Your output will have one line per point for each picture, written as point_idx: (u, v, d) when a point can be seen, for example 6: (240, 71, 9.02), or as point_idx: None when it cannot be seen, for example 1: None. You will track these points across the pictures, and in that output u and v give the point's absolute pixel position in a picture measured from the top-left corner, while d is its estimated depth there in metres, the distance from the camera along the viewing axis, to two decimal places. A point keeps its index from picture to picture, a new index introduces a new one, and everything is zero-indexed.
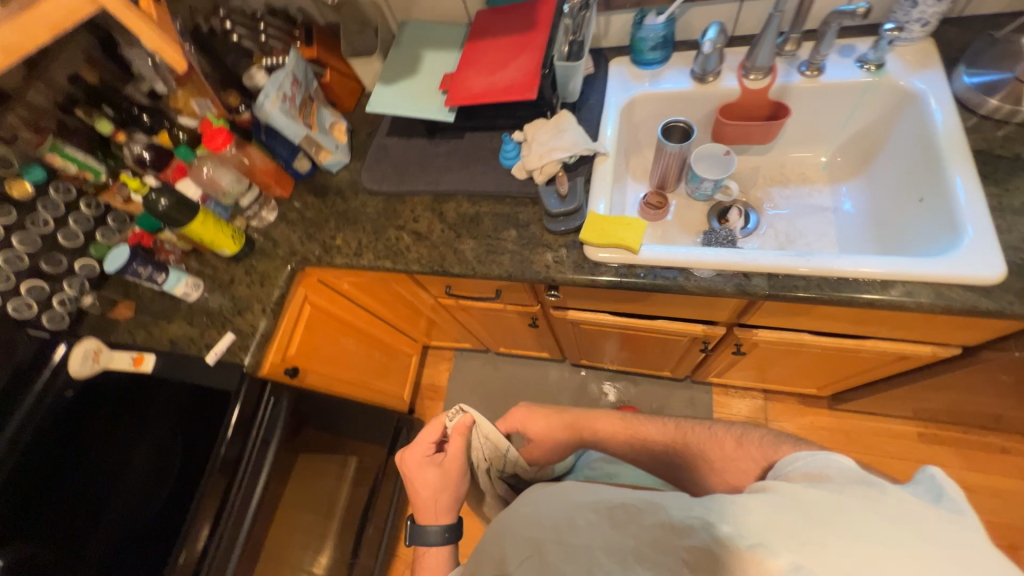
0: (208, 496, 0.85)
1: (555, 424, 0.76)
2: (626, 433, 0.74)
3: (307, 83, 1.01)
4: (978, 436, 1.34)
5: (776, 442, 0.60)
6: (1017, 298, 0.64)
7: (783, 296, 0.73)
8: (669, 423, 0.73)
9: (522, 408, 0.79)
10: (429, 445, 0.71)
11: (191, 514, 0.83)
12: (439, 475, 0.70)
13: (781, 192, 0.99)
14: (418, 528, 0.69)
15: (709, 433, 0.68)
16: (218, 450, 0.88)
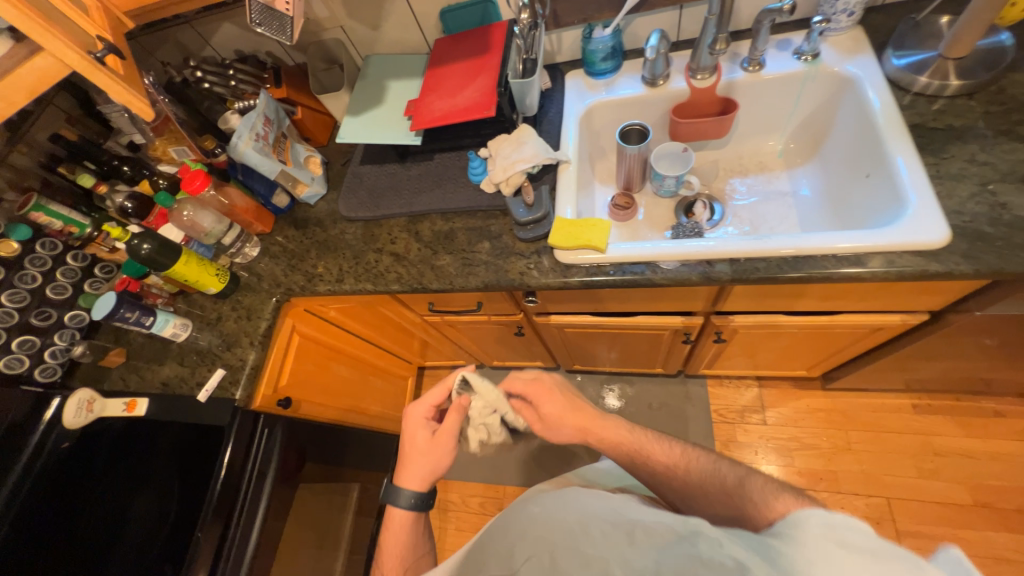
0: (205, 539, 0.84)
1: (566, 412, 0.77)
2: (628, 446, 0.72)
3: (279, 122, 1.06)
4: (972, 401, 1.34)
5: (777, 490, 0.55)
6: (964, 258, 0.66)
7: (747, 279, 0.76)
8: (676, 448, 0.71)
9: (542, 380, 0.82)
10: (430, 409, 0.78)
11: (189, 557, 0.82)
12: (430, 441, 0.76)
13: (741, 182, 1.03)
14: (396, 484, 0.74)
15: (711, 467, 0.65)
16: (213, 487, 0.87)
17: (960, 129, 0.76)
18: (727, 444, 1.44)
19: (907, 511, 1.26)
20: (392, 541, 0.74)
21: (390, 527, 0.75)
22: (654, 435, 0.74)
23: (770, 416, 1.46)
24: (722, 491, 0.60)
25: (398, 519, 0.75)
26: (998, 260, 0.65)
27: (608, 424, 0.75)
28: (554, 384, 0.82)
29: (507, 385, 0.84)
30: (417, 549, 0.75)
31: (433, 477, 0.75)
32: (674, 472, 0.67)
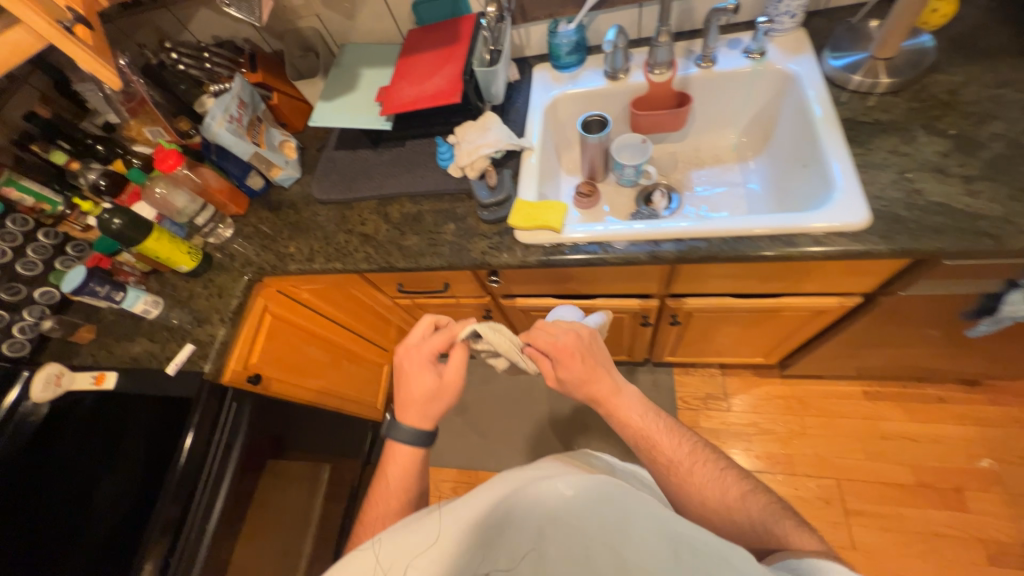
0: (168, 510, 0.85)
1: (586, 378, 0.72)
2: (638, 431, 0.69)
3: (254, 105, 1.09)
4: (918, 388, 1.41)
5: (780, 514, 0.59)
6: (881, 239, 0.72)
7: (690, 258, 0.81)
8: (686, 444, 0.68)
9: (570, 338, 0.75)
10: (431, 350, 0.77)
11: (152, 526, 0.84)
12: (431, 381, 0.75)
13: (698, 173, 1.09)
14: (398, 424, 0.73)
15: (716, 475, 0.64)
16: (177, 462, 0.89)
17: (886, 124, 0.82)
18: (690, 429, 1.50)
19: (855, 492, 1.32)
20: (393, 481, 0.72)
21: (390, 467, 0.73)
22: (666, 421, 0.70)
23: (734, 403, 1.51)
24: (722, 502, 0.62)
25: (398, 458, 0.73)
26: (910, 240, 0.71)
27: (624, 402, 0.71)
28: (582, 342, 0.75)
29: (530, 338, 0.77)
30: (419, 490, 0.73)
31: (435, 418, 0.75)
32: (678, 468, 0.65)
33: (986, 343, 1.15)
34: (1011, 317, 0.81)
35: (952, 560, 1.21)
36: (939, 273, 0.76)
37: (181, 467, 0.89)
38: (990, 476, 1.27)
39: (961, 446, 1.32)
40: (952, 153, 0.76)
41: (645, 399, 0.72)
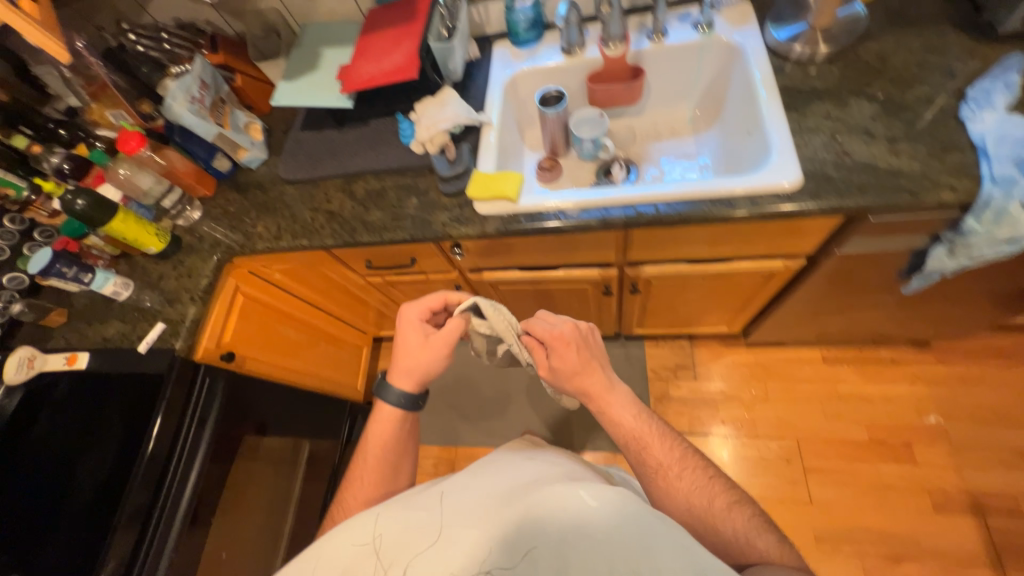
0: (143, 478, 0.89)
1: (578, 370, 0.74)
2: (630, 431, 0.71)
3: (216, 86, 1.10)
4: (873, 351, 1.49)
5: (763, 530, 0.63)
6: (811, 198, 0.77)
7: (638, 224, 0.86)
8: (676, 449, 0.70)
9: (569, 327, 0.76)
10: (426, 314, 0.82)
11: (128, 493, 0.87)
12: (421, 344, 0.81)
13: (656, 147, 1.13)
14: (387, 385, 0.80)
15: (703, 482, 0.67)
16: (148, 435, 0.92)
17: (821, 91, 0.87)
18: (660, 398, 1.56)
19: (814, 451, 1.40)
20: (378, 436, 0.81)
21: (377, 422, 0.81)
22: (659, 426, 0.72)
23: (702, 371, 1.57)
24: (707, 514, 0.64)
25: (384, 415, 0.82)
26: (837, 198, 0.76)
27: (617, 401, 0.73)
28: (580, 333, 0.76)
29: (529, 325, 0.79)
30: (401, 448, 0.82)
31: (422, 381, 0.81)
32: (666, 472, 0.68)
33: (931, 304, 1.21)
34: (936, 272, 0.87)
35: (902, 509, 1.29)
36: (867, 230, 0.81)
37: (153, 440, 0.91)
38: (937, 431, 1.35)
39: (912, 404, 1.40)
40: (880, 116, 0.81)
41: (637, 400, 0.74)
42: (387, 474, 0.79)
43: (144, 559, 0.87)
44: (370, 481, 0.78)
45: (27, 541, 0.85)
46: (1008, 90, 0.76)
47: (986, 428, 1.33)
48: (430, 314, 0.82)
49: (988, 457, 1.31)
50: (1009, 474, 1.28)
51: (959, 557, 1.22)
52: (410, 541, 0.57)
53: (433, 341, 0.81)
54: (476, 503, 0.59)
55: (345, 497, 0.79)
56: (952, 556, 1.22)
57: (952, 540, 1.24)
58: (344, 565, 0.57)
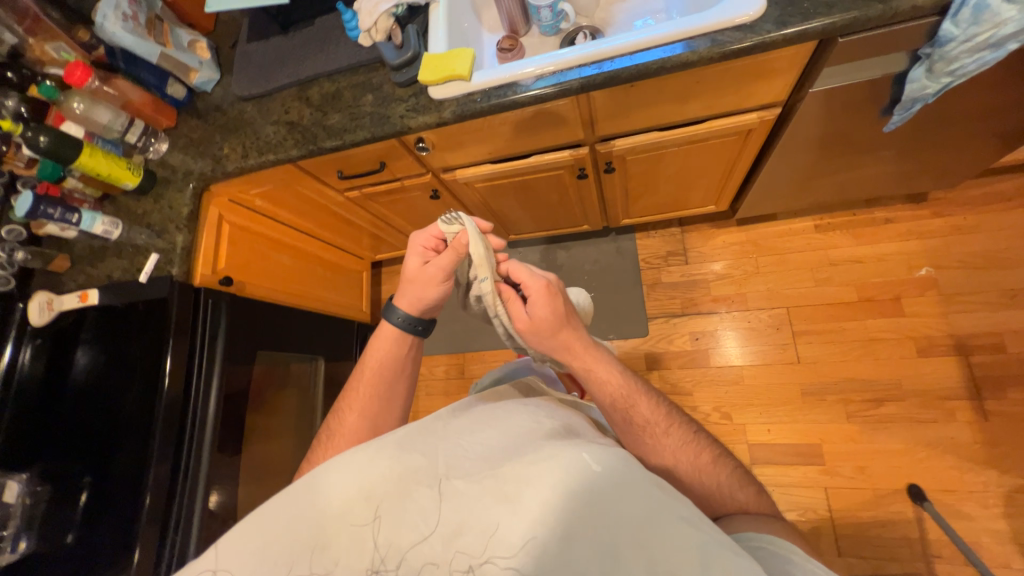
0: (170, 388, 0.99)
1: (560, 324, 0.75)
2: (618, 390, 0.74)
3: (148, 3, 1.06)
4: (867, 213, 1.46)
5: (740, 478, 0.72)
6: (775, 25, 0.73)
7: (597, 84, 0.83)
8: (660, 405, 0.75)
9: (548, 279, 0.76)
10: (430, 242, 0.82)
11: (160, 400, 0.97)
12: (419, 269, 0.82)
13: (620, 8, 1.04)
14: (392, 304, 0.83)
15: (688, 438, 0.73)
16: (165, 355, 1.00)
17: None
18: (652, 286, 1.60)
19: (803, 315, 1.44)
20: (376, 353, 0.84)
21: (377, 340, 0.85)
22: (644, 387, 0.76)
23: (693, 255, 1.58)
24: (694, 468, 0.71)
25: (384, 334, 0.84)
26: (802, 21, 0.72)
27: (601, 363, 0.76)
28: (555, 288, 0.76)
29: (509, 270, 0.78)
30: (395, 371, 0.84)
31: (421, 304, 0.82)
32: (654, 429, 0.73)
33: (926, 153, 1.16)
34: (918, 98, 0.82)
35: (885, 358, 1.35)
36: (839, 54, 0.76)
37: (170, 356, 1.00)
38: (928, 282, 1.36)
39: (904, 259, 1.40)
40: None
41: (620, 362, 0.78)
42: (382, 388, 0.83)
43: (188, 454, 1.00)
44: (365, 394, 0.82)
45: (89, 451, 0.98)
46: None
47: (976, 273, 1.34)
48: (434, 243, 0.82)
49: (977, 301, 1.32)
50: (997, 314, 1.30)
51: (938, 393, 1.29)
52: (407, 486, 0.55)
53: (428, 267, 0.80)
54: (477, 461, 0.58)
55: (344, 406, 0.84)
56: (931, 393, 1.30)
57: (934, 379, 1.30)
58: (331, 504, 0.54)
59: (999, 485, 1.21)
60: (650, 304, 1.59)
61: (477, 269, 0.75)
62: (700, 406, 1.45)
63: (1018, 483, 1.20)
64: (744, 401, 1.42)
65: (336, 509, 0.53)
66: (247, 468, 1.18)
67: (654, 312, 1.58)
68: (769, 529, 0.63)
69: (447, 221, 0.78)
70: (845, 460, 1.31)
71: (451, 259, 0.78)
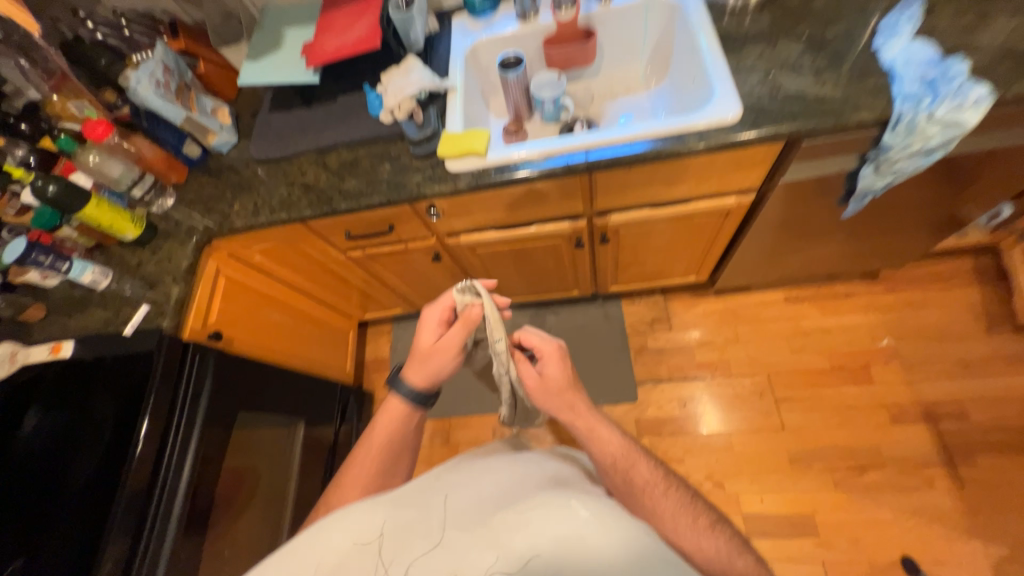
0: (141, 457, 0.90)
1: (567, 385, 0.79)
2: (618, 451, 0.73)
3: (180, 72, 1.12)
4: (829, 287, 1.60)
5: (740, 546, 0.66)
6: (751, 127, 0.86)
7: (600, 166, 0.94)
8: (658, 468, 0.74)
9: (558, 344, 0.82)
10: (444, 314, 0.84)
11: (128, 472, 0.88)
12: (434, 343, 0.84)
13: (612, 104, 1.20)
14: (401, 378, 0.83)
15: (687, 501, 0.70)
16: (140, 421, 0.92)
17: (754, 35, 0.96)
18: (639, 351, 1.65)
19: (783, 382, 1.51)
20: (383, 429, 0.82)
21: (384, 415, 0.83)
22: (642, 448, 0.75)
23: (676, 323, 1.66)
24: (692, 532, 0.66)
25: (392, 409, 0.83)
26: (774, 125, 0.85)
27: (603, 423, 0.76)
28: (565, 352, 0.82)
29: (519, 336, 0.82)
30: (402, 450, 0.82)
31: (435, 377, 0.82)
32: (653, 491, 0.70)
33: (875, 237, 1.32)
34: (868, 192, 0.96)
35: (862, 425, 1.41)
36: (803, 153, 0.90)
37: (147, 418, 0.93)
38: (890, 352, 1.48)
39: (867, 330, 1.52)
40: (807, 52, 0.90)
41: (621, 428, 0.77)
42: (385, 463, 0.80)
43: (151, 528, 0.90)
44: (370, 469, 0.78)
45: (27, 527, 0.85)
46: (910, 21, 0.86)
47: (930, 345, 1.46)
48: (445, 317, 0.85)
49: (935, 370, 1.43)
50: (955, 383, 1.41)
51: (916, 460, 1.34)
52: (403, 536, 0.57)
53: (443, 339, 0.82)
54: (471, 510, 0.60)
55: (341, 483, 0.78)
56: (910, 460, 1.35)
57: (910, 446, 1.36)
58: (325, 559, 0.56)
59: (985, 556, 1.23)
60: (638, 369, 1.63)
61: (493, 329, 0.78)
62: (693, 474, 1.44)
63: (1002, 553, 1.22)
64: (736, 468, 1.43)
65: (333, 562, 0.55)
66: (213, 547, 1.05)
67: (642, 378, 1.61)
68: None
69: (459, 291, 0.81)
70: (839, 531, 1.31)
71: (462, 330, 0.81)
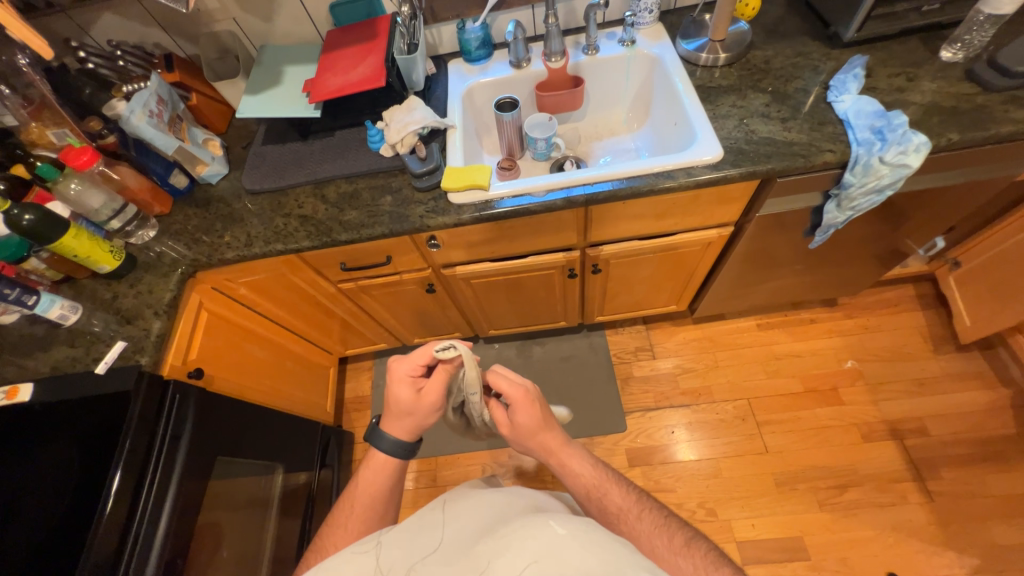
0: (110, 514, 0.82)
1: (540, 427, 0.74)
2: (589, 480, 0.72)
3: (173, 103, 1.10)
4: (795, 314, 1.72)
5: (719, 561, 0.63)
6: (732, 165, 0.96)
7: (597, 199, 1.00)
8: (633, 493, 0.72)
9: (528, 387, 0.76)
10: (417, 369, 0.77)
11: (94, 531, 0.80)
12: (414, 400, 0.77)
13: (598, 145, 1.29)
14: (381, 431, 0.78)
15: (662, 522, 0.68)
16: (112, 472, 0.84)
17: (726, 87, 1.08)
18: (625, 379, 1.68)
19: (761, 405, 1.57)
20: (366, 484, 0.77)
21: (369, 470, 0.79)
22: (614, 474, 0.74)
23: (659, 351, 1.72)
24: (668, 553, 0.64)
25: (377, 463, 0.79)
26: (752, 165, 0.95)
27: (574, 453, 0.74)
28: (535, 396, 0.75)
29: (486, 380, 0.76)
30: (388, 501, 0.77)
31: (418, 430, 0.79)
32: (627, 516, 0.69)
33: (834, 267, 1.45)
34: (831, 225, 1.07)
35: (837, 444, 1.48)
36: (778, 189, 1.00)
37: (120, 470, 0.85)
38: (855, 373, 1.59)
39: (833, 354, 1.63)
40: (772, 103, 1.03)
41: (593, 453, 0.76)
42: (373, 522, 0.74)
43: None
44: (355, 531, 0.73)
45: None
46: (856, 79, 0.99)
47: (888, 366, 1.59)
48: (421, 368, 0.77)
49: (895, 389, 1.55)
50: (914, 401, 1.52)
51: (889, 476, 1.42)
52: (393, 565, 0.60)
53: (421, 392, 0.77)
54: (459, 541, 0.61)
55: (326, 547, 0.73)
56: (883, 476, 1.42)
57: (882, 463, 1.44)
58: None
59: (961, 567, 1.29)
60: (625, 398, 1.65)
61: (470, 385, 0.80)
62: (685, 503, 1.45)
63: (975, 562, 1.29)
64: (726, 493, 1.45)
65: None
66: None
67: (630, 407, 1.63)
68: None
69: (441, 351, 0.74)
70: (828, 552, 1.34)
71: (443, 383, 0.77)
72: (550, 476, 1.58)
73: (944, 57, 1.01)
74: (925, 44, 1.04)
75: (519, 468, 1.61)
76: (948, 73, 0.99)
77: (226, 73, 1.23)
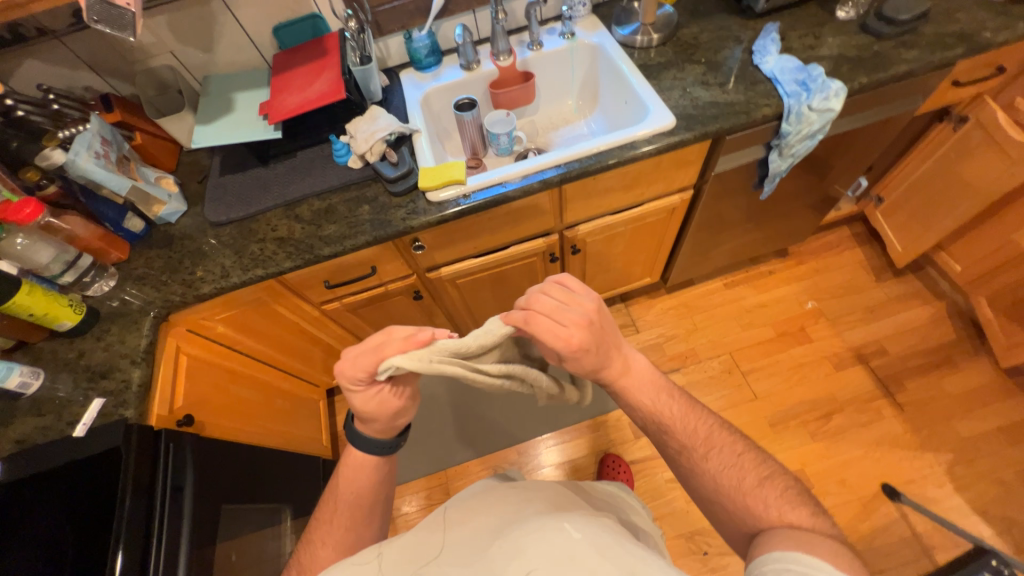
0: None
1: (596, 357, 0.62)
2: (650, 413, 0.65)
3: (118, 143, 1.05)
4: (755, 269, 1.85)
5: (796, 501, 0.58)
6: (685, 130, 1.04)
7: (571, 177, 1.04)
8: (703, 425, 0.65)
9: (588, 320, 0.63)
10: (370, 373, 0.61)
11: None
12: (377, 403, 0.65)
13: (556, 134, 1.35)
14: (357, 431, 0.69)
15: (731, 461, 0.62)
16: (113, 554, 0.76)
17: (663, 63, 1.18)
18: None
19: (743, 356, 1.68)
20: (349, 483, 0.71)
21: (347, 467, 0.72)
22: (687, 401, 0.67)
23: (641, 324, 1.79)
24: (737, 491, 0.60)
25: (355, 460, 0.72)
26: (703, 126, 1.04)
27: (636, 385, 0.66)
28: (602, 319, 0.64)
29: (525, 317, 0.61)
30: (374, 503, 0.72)
31: (396, 427, 0.69)
32: (692, 453, 0.63)
33: (783, 219, 1.58)
34: (777, 174, 1.18)
35: (815, 377, 1.61)
36: (728, 146, 1.10)
37: (122, 550, 0.76)
38: (817, 312, 1.73)
39: (795, 298, 1.77)
40: (707, 72, 1.13)
41: (660, 377, 0.68)
42: (361, 514, 0.70)
43: None
44: (344, 526, 0.69)
45: None
46: (774, 43, 1.12)
47: (844, 299, 1.75)
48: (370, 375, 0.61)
49: (853, 319, 1.70)
50: (870, 326, 1.68)
51: (864, 397, 1.56)
52: (397, 567, 0.58)
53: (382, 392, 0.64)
54: (468, 543, 0.60)
55: (315, 539, 0.70)
56: (859, 398, 1.56)
57: (856, 386, 1.58)
58: None
59: (939, 463, 1.43)
60: None
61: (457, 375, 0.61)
62: None
63: (950, 458, 1.43)
64: None
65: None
66: None
67: None
68: (813, 552, 0.51)
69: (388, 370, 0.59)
70: (828, 477, 1.44)
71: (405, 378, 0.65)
72: (562, 464, 1.60)
73: (840, 16, 1.16)
74: (823, 8, 1.19)
75: (531, 463, 1.61)
76: (847, 29, 1.14)
77: (170, 108, 1.18)
